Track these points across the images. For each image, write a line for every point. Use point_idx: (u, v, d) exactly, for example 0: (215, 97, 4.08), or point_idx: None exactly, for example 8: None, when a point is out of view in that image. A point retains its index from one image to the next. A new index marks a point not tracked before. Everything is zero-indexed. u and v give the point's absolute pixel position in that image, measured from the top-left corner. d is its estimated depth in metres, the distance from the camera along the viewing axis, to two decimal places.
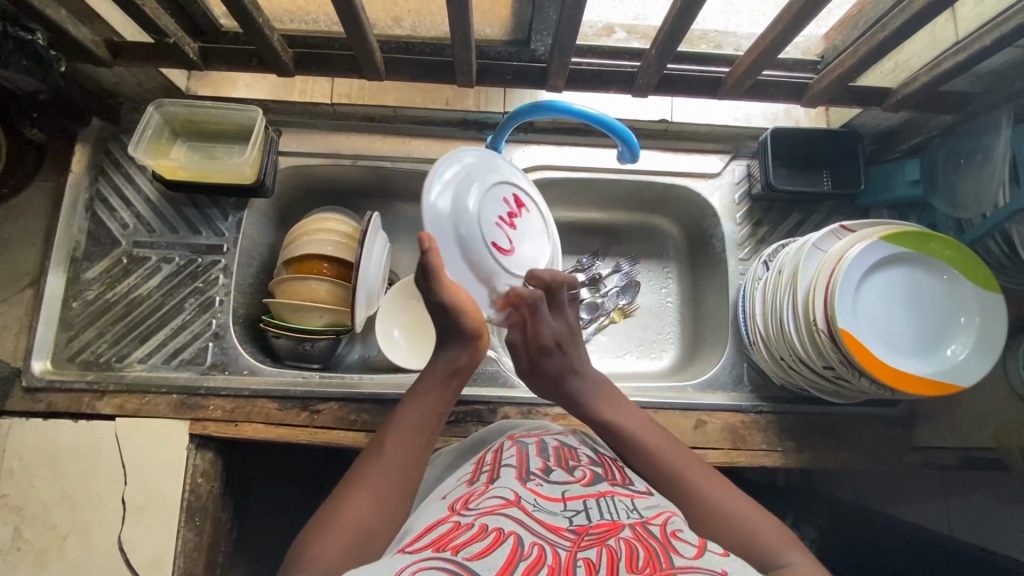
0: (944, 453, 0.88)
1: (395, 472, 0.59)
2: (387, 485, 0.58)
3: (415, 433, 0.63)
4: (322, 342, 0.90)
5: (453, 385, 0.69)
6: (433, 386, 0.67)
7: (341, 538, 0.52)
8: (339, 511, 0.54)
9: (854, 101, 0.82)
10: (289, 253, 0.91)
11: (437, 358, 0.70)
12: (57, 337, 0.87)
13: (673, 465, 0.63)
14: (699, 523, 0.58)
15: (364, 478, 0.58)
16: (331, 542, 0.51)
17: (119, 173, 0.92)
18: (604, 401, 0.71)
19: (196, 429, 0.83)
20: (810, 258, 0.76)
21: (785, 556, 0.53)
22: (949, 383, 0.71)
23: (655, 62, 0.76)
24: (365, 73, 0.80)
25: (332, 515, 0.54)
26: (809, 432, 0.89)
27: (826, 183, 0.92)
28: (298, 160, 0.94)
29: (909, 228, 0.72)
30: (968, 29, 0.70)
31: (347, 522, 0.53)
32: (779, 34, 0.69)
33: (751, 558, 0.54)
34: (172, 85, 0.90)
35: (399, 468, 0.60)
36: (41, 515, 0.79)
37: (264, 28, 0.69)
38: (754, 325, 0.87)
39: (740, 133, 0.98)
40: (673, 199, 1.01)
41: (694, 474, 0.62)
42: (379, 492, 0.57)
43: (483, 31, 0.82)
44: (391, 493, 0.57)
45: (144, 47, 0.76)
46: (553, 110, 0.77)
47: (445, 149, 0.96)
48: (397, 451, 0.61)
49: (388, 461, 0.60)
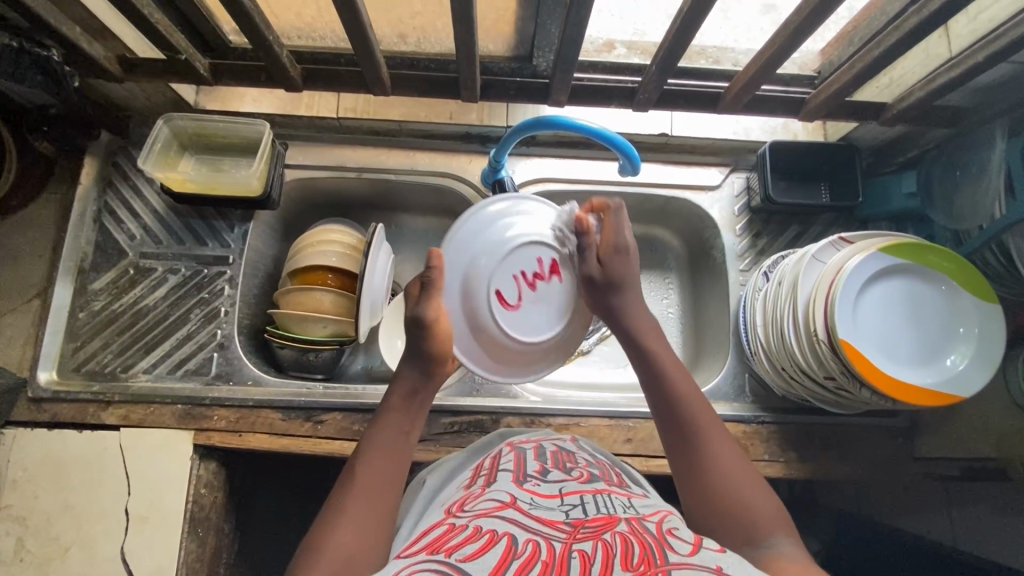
0: (948, 464, 0.88)
1: (372, 497, 0.59)
2: (367, 511, 0.57)
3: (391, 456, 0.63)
4: (325, 352, 0.90)
5: (418, 398, 0.69)
6: (397, 403, 0.68)
7: (328, 572, 0.51)
8: (322, 546, 0.54)
9: (851, 115, 0.83)
10: (293, 265, 0.92)
11: (396, 381, 0.70)
12: (63, 348, 0.87)
13: (697, 418, 0.64)
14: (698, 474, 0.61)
15: (347, 507, 0.57)
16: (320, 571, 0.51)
17: (127, 185, 0.93)
18: (654, 339, 0.73)
19: (199, 440, 0.84)
20: (808, 270, 0.77)
21: (769, 541, 0.54)
22: (949, 393, 0.72)
23: (655, 78, 0.78)
24: (372, 88, 0.81)
25: (319, 547, 0.54)
26: (811, 442, 0.89)
27: (824, 196, 0.94)
28: (304, 172, 0.96)
29: (903, 240, 0.73)
30: (961, 46, 0.72)
31: (332, 554, 0.52)
32: (777, 50, 0.70)
33: (735, 529, 0.56)
34: (181, 100, 0.91)
35: (381, 490, 0.60)
36: (45, 525, 0.79)
37: (273, 44, 0.71)
38: (755, 334, 0.87)
39: (739, 147, 0.99)
40: (673, 211, 1.03)
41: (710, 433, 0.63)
42: (364, 518, 0.56)
43: (487, 47, 0.84)
44: (375, 518, 0.57)
45: (153, 63, 0.78)
46: (556, 125, 0.79)
47: (449, 162, 0.97)
48: (375, 477, 0.60)
49: (365, 484, 0.60)
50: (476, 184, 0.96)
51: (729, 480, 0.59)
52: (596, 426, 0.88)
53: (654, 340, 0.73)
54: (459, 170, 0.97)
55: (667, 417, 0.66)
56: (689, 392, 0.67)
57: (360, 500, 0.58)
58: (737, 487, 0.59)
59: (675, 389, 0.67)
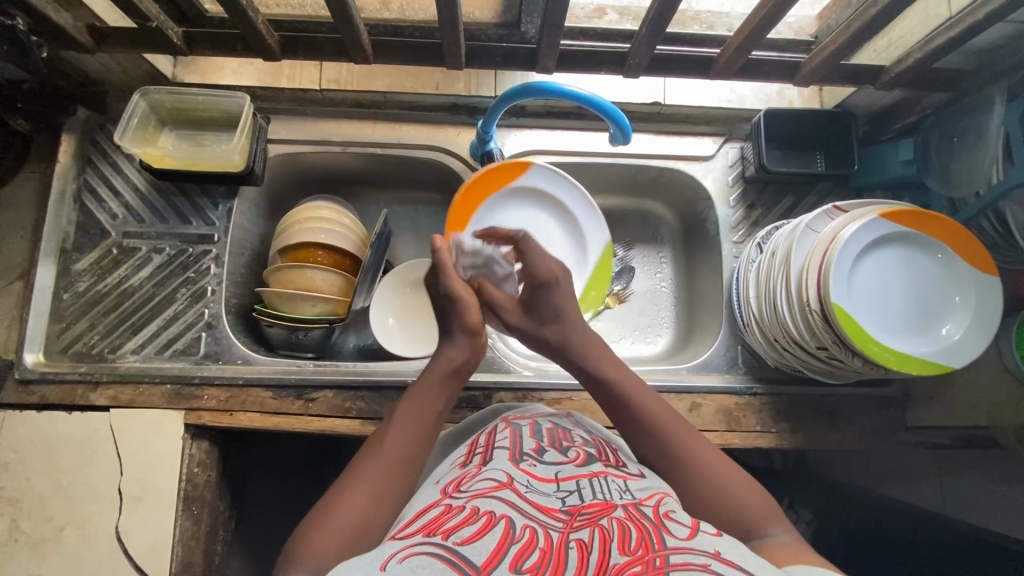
0: (938, 432, 0.88)
1: (396, 467, 0.58)
2: (389, 479, 0.56)
3: (415, 428, 0.61)
4: (314, 331, 0.88)
5: (455, 380, 0.67)
6: (435, 383, 0.66)
7: (339, 534, 0.51)
8: (336, 509, 0.53)
9: (848, 80, 0.81)
10: (282, 242, 0.90)
11: (435, 358, 0.68)
12: (49, 329, 0.86)
13: (661, 425, 0.62)
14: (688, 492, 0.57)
15: (363, 476, 0.56)
16: (331, 534, 0.50)
17: (107, 163, 0.91)
18: (612, 368, 0.68)
19: (190, 419, 0.83)
20: (802, 239, 0.76)
21: (763, 531, 0.52)
22: (944, 362, 0.71)
23: (646, 42, 0.75)
24: (353, 57, 0.78)
25: (326, 516, 0.52)
26: (803, 413, 0.89)
27: (820, 165, 0.92)
28: (288, 147, 0.93)
29: (905, 207, 0.71)
30: (961, 3, 0.69)
31: (345, 518, 0.52)
32: (771, 10, 0.68)
33: (731, 528, 0.53)
34: (158, 73, 0.88)
35: (403, 464, 0.58)
36: (37, 507, 0.78)
37: (247, 11, 0.68)
38: (747, 306, 0.86)
39: (733, 115, 0.97)
40: (666, 183, 1.01)
41: (695, 447, 0.60)
42: (380, 490, 0.55)
43: (472, 13, 0.82)
44: (393, 492, 0.56)
45: (128, 33, 0.75)
46: (544, 92, 0.76)
47: (436, 135, 0.95)
48: (396, 457, 0.58)
49: (393, 454, 0.58)
50: (465, 157, 0.94)
51: (711, 486, 0.56)
52: (588, 399, 0.88)
53: (612, 364, 0.68)
54: (446, 143, 0.94)
55: (642, 437, 0.62)
56: (659, 413, 0.63)
57: (368, 486, 0.55)
58: (720, 486, 0.56)
59: (640, 412, 0.63)
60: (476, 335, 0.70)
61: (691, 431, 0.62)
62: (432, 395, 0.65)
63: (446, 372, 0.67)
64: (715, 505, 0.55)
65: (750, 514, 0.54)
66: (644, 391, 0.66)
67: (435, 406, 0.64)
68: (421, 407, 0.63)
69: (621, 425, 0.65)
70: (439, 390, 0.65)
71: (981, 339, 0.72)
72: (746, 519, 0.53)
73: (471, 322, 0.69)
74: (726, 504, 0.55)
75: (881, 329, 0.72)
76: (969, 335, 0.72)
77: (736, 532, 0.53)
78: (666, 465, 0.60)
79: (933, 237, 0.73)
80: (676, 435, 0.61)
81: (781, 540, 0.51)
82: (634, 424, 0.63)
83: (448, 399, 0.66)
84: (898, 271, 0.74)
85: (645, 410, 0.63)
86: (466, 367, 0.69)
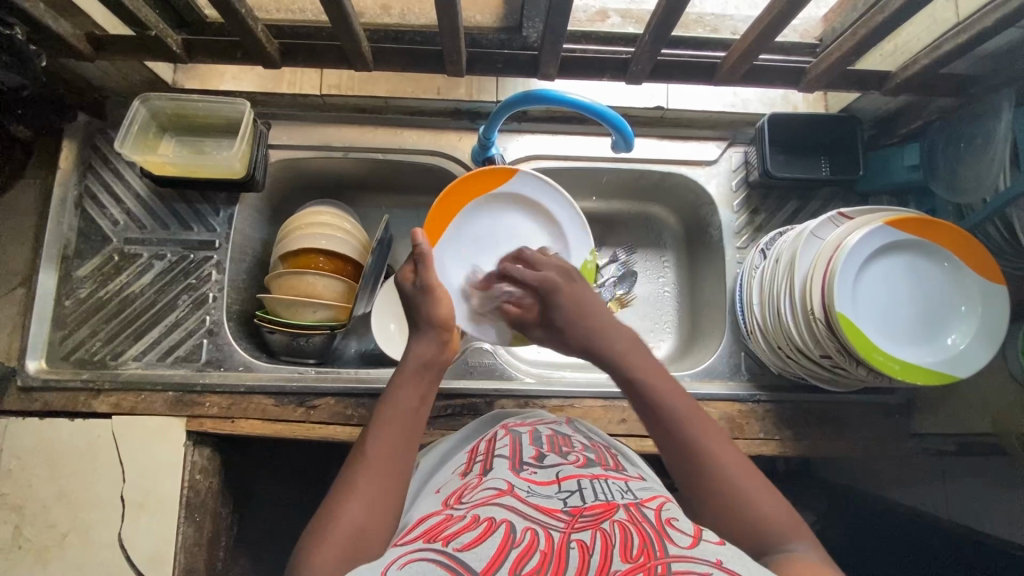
0: (943, 440, 0.88)
1: (387, 470, 0.58)
2: (381, 483, 0.56)
3: (402, 427, 0.61)
4: (316, 338, 0.88)
5: (429, 372, 0.67)
6: (407, 378, 0.65)
7: (336, 545, 0.50)
8: (330, 521, 0.52)
9: (853, 85, 0.80)
10: (283, 248, 0.90)
11: (405, 356, 0.68)
12: (51, 336, 0.86)
13: (686, 423, 0.59)
14: (714, 502, 0.55)
15: (353, 483, 0.56)
16: (328, 547, 0.50)
17: (107, 169, 0.90)
18: (638, 358, 0.65)
19: (192, 426, 0.83)
20: (806, 246, 0.75)
21: (789, 547, 0.51)
22: (948, 372, 0.71)
23: (648, 48, 0.74)
24: (354, 64, 0.78)
25: (323, 530, 0.52)
26: (807, 420, 0.88)
27: (824, 170, 0.91)
28: (289, 153, 0.93)
29: (915, 215, 0.70)
30: (969, 9, 0.68)
31: (340, 529, 0.52)
32: (776, 17, 0.67)
33: (755, 542, 0.52)
34: (158, 79, 0.88)
35: (391, 465, 0.58)
36: (41, 514, 0.79)
37: (247, 18, 0.67)
38: (751, 313, 0.86)
39: (737, 120, 0.96)
40: (669, 187, 1.00)
41: (719, 451, 0.58)
42: (373, 495, 0.55)
43: (473, 18, 0.81)
44: (386, 496, 0.56)
45: (127, 41, 0.74)
46: (545, 100, 0.75)
47: (438, 140, 0.94)
48: (384, 460, 0.58)
49: (377, 458, 0.58)
50: (466, 162, 0.93)
51: (736, 495, 0.55)
52: (590, 406, 0.87)
53: (639, 355, 0.66)
54: (447, 148, 0.94)
55: (667, 434, 0.60)
56: (686, 409, 0.61)
57: (360, 494, 0.55)
58: (746, 496, 0.55)
59: (669, 409, 0.60)
60: (446, 329, 0.70)
61: (719, 434, 0.59)
62: (413, 392, 0.64)
63: (418, 367, 0.67)
64: (738, 515, 0.54)
65: (773, 529, 0.53)
66: (673, 386, 0.63)
67: (413, 400, 0.64)
68: (404, 403, 0.63)
69: (646, 419, 0.62)
70: (416, 385, 0.65)
71: (987, 350, 0.71)
72: (770, 534, 0.52)
73: (440, 316, 0.70)
74: (754, 521, 0.53)
75: (887, 338, 0.72)
76: (974, 346, 0.72)
77: (757, 549, 0.52)
78: (688, 468, 0.57)
79: (938, 246, 0.72)
80: (702, 438, 0.58)
81: (805, 557, 0.50)
82: (660, 418, 0.60)
83: (428, 392, 0.66)
84: (904, 280, 0.74)
85: (672, 407, 0.60)
86: (437, 360, 0.68)
